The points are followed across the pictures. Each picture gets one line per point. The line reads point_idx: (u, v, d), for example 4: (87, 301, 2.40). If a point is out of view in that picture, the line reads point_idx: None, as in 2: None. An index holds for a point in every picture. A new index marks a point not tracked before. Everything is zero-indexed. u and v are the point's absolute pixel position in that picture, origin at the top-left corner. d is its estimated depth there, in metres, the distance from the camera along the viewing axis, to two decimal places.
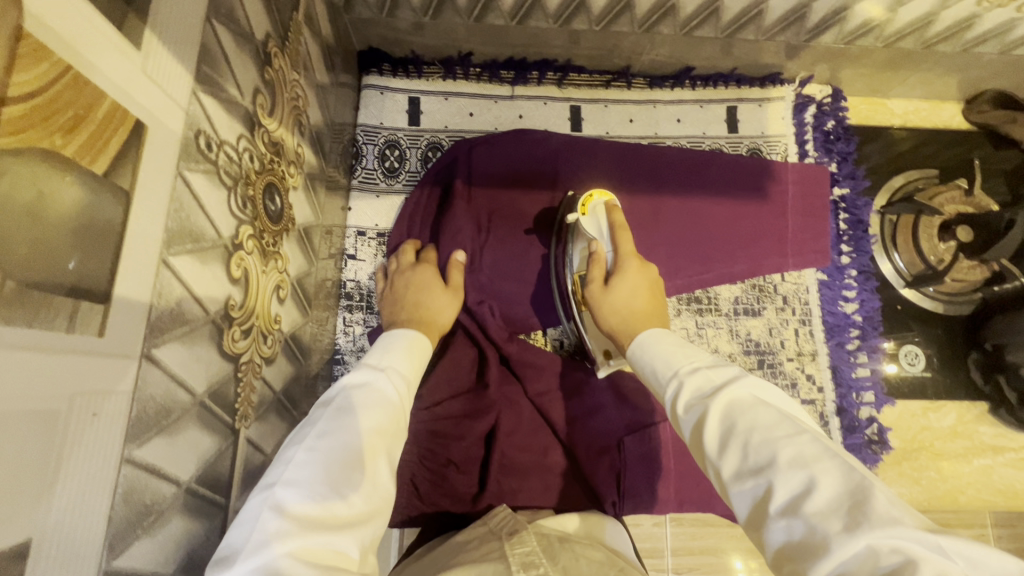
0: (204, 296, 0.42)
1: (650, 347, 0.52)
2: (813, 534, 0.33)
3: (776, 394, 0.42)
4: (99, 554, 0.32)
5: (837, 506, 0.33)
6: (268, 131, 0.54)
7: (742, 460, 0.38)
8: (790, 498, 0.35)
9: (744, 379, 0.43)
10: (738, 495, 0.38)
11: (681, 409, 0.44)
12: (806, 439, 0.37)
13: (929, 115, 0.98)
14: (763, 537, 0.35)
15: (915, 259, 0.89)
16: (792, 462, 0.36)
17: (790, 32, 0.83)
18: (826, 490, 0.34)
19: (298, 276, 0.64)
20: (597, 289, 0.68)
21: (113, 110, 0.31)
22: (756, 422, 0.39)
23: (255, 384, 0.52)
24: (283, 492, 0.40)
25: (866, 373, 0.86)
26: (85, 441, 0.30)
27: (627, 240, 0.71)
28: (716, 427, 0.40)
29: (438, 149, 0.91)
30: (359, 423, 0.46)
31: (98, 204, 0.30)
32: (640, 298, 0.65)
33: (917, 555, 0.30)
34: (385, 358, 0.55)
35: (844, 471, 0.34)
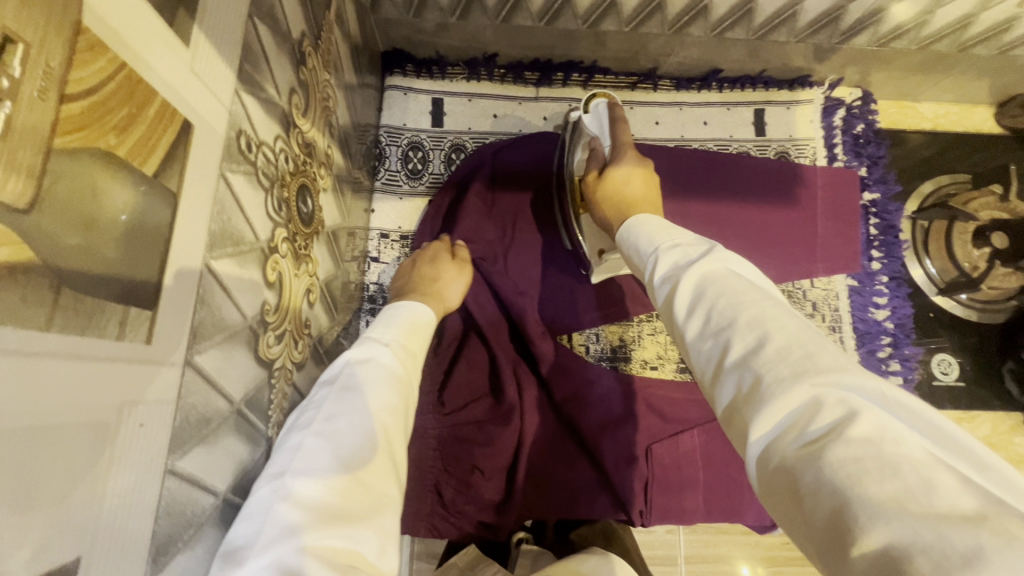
0: (243, 301, 0.41)
1: (638, 228, 0.50)
2: (757, 382, 0.31)
3: (752, 269, 0.39)
4: (143, 570, 0.30)
5: (789, 360, 0.31)
6: (302, 131, 0.52)
7: (705, 324, 0.36)
8: (743, 355, 0.33)
9: (720, 249, 0.40)
10: (698, 359, 0.36)
11: (657, 284, 0.42)
12: (771, 304, 0.35)
13: (960, 118, 0.96)
14: (715, 397, 0.34)
15: (949, 265, 0.87)
16: (752, 322, 0.34)
17: (823, 34, 0.81)
18: (779, 344, 0.32)
19: (326, 280, 0.63)
20: (592, 181, 0.67)
21: (164, 109, 0.30)
22: (724, 289, 0.37)
23: (287, 390, 0.51)
24: (292, 482, 0.38)
25: (899, 381, 0.84)
26: (131, 454, 0.29)
27: (624, 130, 0.71)
28: (685, 295, 0.38)
29: (461, 151, 0.90)
30: (368, 402, 0.43)
31: (147, 206, 0.29)
32: (635, 183, 0.63)
33: (862, 408, 0.27)
34: (387, 332, 0.52)
35: (800, 333, 0.32)
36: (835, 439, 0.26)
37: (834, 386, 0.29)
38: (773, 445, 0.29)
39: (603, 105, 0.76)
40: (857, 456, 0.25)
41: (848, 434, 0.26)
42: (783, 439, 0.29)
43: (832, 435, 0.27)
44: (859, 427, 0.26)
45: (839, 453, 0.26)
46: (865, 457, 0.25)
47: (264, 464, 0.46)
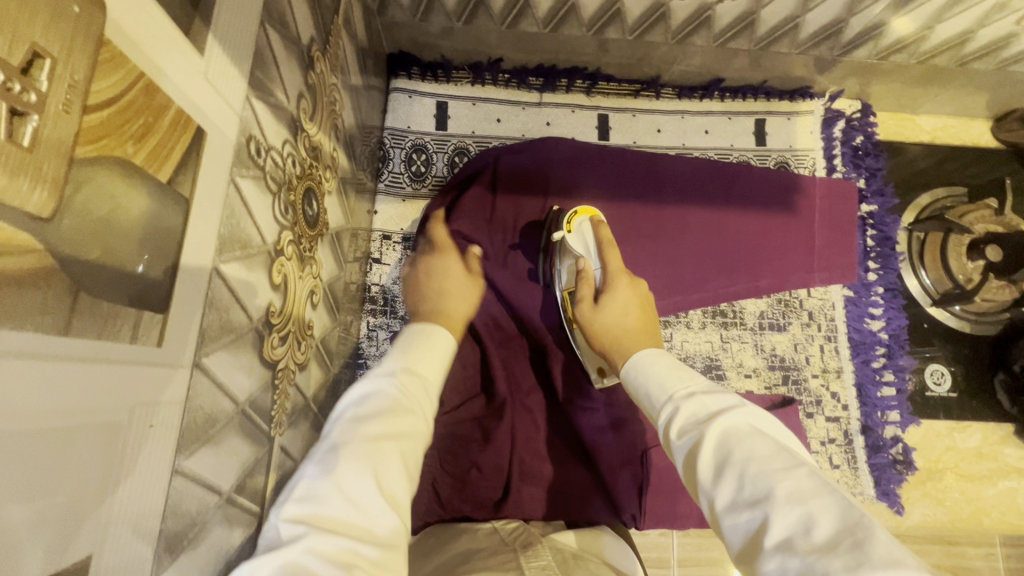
0: (250, 304, 0.42)
1: (647, 369, 0.50)
2: (806, 571, 0.30)
3: (770, 427, 0.41)
4: (150, 567, 0.31)
5: (835, 544, 0.31)
6: (309, 135, 0.53)
7: (737, 491, 0.36)
8: (786, 534, 0.32)
9: (743, 409, 0.41)
10: (733, 530, 0.35)
11: (675, 435, 0.42)
12: (802, 474, 0.35)
13: (957, 131, 0.97)
14: (755, 572, 0.33)
15: (943, 278, 0.88)
16: (789, 496, 0.34)
17: (824, 46, 0.82)
18: (823, 527, 0.32)
19: (329, 281, 0.64)
20: (587, 309, 0.68)
21: (178, 117, 0.30)
22: (752, 452, 0.37)
23: (289, 392, 0.52)
24: (297, 504, 0.37)
25: (892, 392, 0.85)
26: (140, 456, 0.29)
27: (615, 257, 0.71)
28: (710, 455, 0.38)
29: (465, 154, 0.90)
30: (375, 427, 0.42)
31: (161, 212, 0.29)
32: (633, 316, 0.65)
33: None
34: (397, 357, 0.51)
35: (844, 509, 0.33)
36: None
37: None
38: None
39: (588, 226, 0.75)
40: None
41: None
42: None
43: None
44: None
45: None
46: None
47: (266, 463, 0.46)
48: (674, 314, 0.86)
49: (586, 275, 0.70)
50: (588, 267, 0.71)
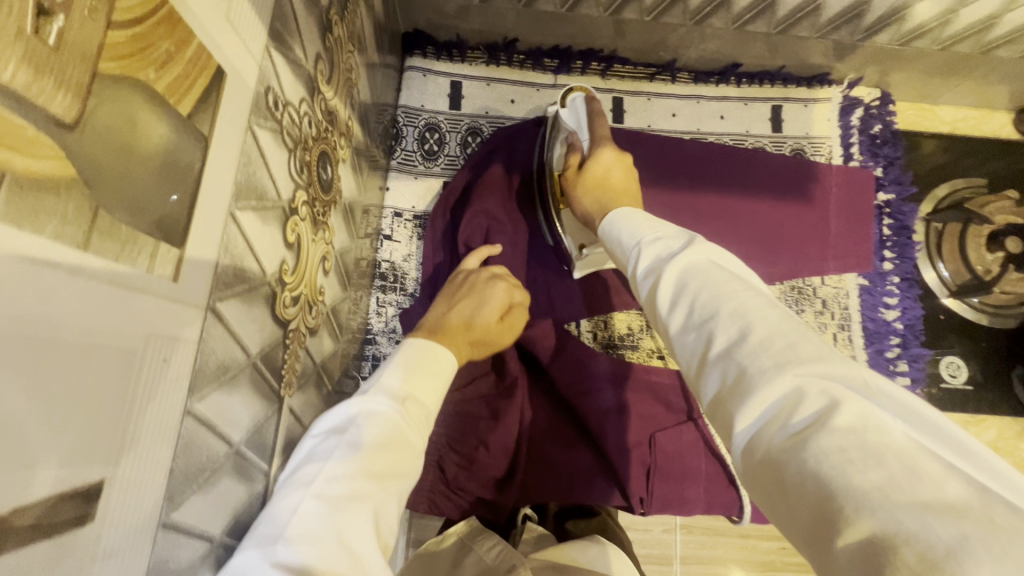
0: (263, 257, 0.42)
1: (620, 221, 0.49)
2: (741, 375, 0.31)
3: (736, 261, 0.39)
4: (161, 505, 0.31)
5: (772, 351, 0.31)
6: (325, 99, 0.53)
7: (688, 317, 0.36)
8: (727, 347, 0.32)
9: (703, 241, 0.39)
10: (683, 351, 0.36)
11: (640, 276, 0.41)
12: (751, 294, 0.34)
13: (978, 123, 0.96)
14: (702, 390, 0.34)
15: (960, 269, 0.87)
16: (734, 313, 0.33)
17: (845, 31, 0.81)
18: (761, 335, 0.31)
19: (341, 251, 0.64)
20: (572, 178, 0.65)
21: (200, 52, 0.30)
22: (707, 280, 0.36)
23: (299, 354, 0.52)
24: (283, 549, 0.32)
25: (906, 382, 0.84)
26: (153, 389, 0.29)
27: (603, 125, 0.66)
28: (668, 288, 0.38)
29: (478, 134, 0.90)
30: (372, 466, 0.38)
31: (180, 145, 0.29)
32: (614, 175, 0.61)
33: (845, 397, 0.27)
34: (398, 377, 0.46)
35: (785, 322, 0.32)
36: (819, 430, 0.26)
37: (816, 376, 0.29)
38: (759, 436, 0.29)
39: (581, 100, 0.73)
40: (840, 445, 0.25)
41: (834, 424, 0.26)
42: (769, 430, 0.29)
43: (814, 424, 0.27)
44: (844, 416, 0.26)
45: (821, 443, 0.26)
46: (852, 448, 0.25)
47: (275, 421, 0.46)
48: None
49: (573, 149, 0.67)
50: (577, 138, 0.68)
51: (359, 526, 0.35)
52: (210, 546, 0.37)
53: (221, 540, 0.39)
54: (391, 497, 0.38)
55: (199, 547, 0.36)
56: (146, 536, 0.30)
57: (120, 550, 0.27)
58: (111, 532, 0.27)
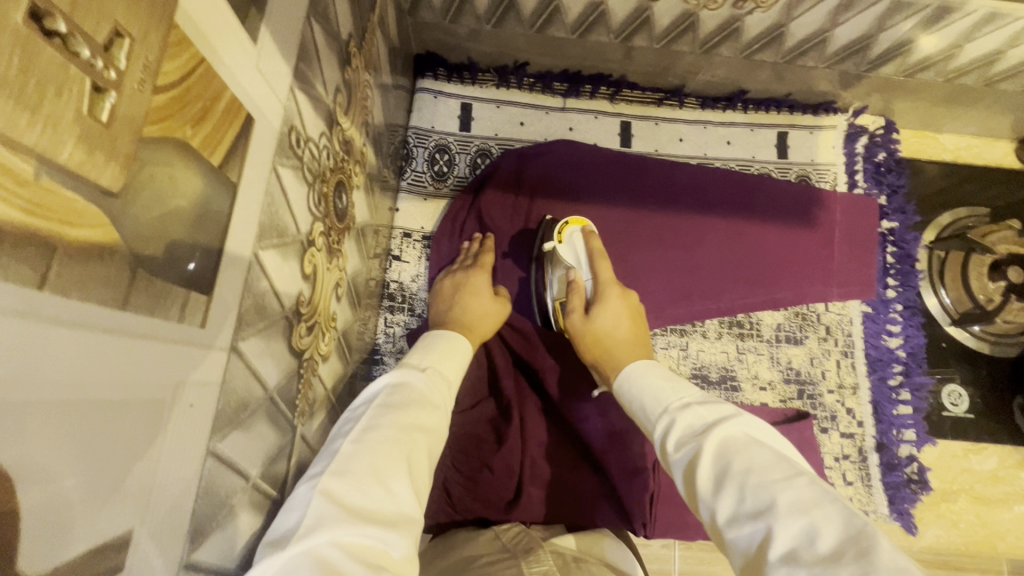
0: (283, 291, 0.42)
1: (643, 383, 0.51)
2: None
3: (771, 435, 0.40)
4: (183, 547, 0.31)
5: (840, 550, 0.30)
6: (343, 130, 0.54)
7: (739, 502, 0.35)
8: (790, 545, 0.31)
9: (740, 417, 0.41)
10: (737, 540, 0.34)
11: (671, 445, 0.42)
12: (803, 481, 0.34)
13: (980, 152, 0.97)
14: None
15: (963, 297, 0.88)
16: (791, 504, 0.33)
17: (851, 62, 0.83)
18: (828, 535, 0.31)
19: (353, 276, 0.65)
20: (577, 318, 0.68)
21: (232, 104, 0.31)
22: (752, 461, 0.36)
23: (312, 381, 0.52)
24: (331, 480, 0.39)
25: (908, 410, 0.84)
26: (179, 435, 0.29)
27: (606, 268, 0.71)
28: (708, 466, 0.38)
29: (487, 156, 0.91)
30: (402, 417, 0.45)
31: (211, 194, 0.30)
32: (623, 327, 0.65)
33: None
34: (426, 357, 0.55)
35: (848, 515, 0.31)
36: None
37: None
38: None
39: (579, 235, 0.75)
40: None
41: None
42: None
43: None
44: None
45: None
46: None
47: (289, 450, 0.47)
48: (691, 323, 0.86)
49: (577, 285, 0.71)
50: (579, 278, 0.71)
51: (393, 461, 0.41)
52: None
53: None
54: (421, 442, 0.45)
55: None
56: None
57: None
58: None
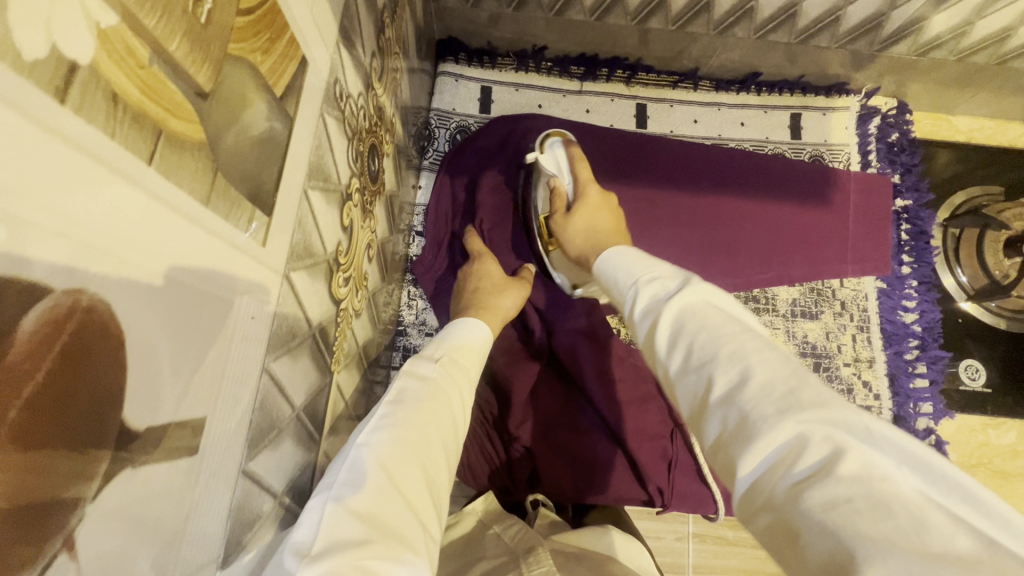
0: (326, 235, 0.45)
1: (613, 260, 0.49)
2: (743, 419, 0.30)
3: (731, 300, 0.39)
4: (243, 452, 0.33)
5: (773, 392, 0.31)
6: (376, 95, 0.57)
7: (686, 358, 0.36)
8: (726, 389, 0.32)
9: (699, 279, 0.40)
10: (683, 392, 0.35)
11: (637, 314, 0.41)
12: (747, 336, 0.34)
13: (993, 133, 0.98)
14: (701, 433, 0.33)
15: (979, 273, 0.88)
16: (731, 354, 0.33)
17: (864, 41, 0.84)
18: (762, 378, 0.31)
19: (382, 241, 0.67)
20: (560, 220, 0.69)
21: (292, 42, 0.34)
22: (705, 321, 0.36)
23: (347, 332, 0.55)
24: (343, 491, 0.37)
25: (925, 383, 0.85)
26: (243, 342, 0.32)
27: (585, 168, 0.72)
28: (666, 326, 0.38)
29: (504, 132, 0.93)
30: (413, 414, 0.44)
31: (273, 120, 0.33)
32: (602, 218, 0.65)
33: (850, 446, 0.27)
34: (441, 347, 0.56)
35: (780, 361, 0.32)
36: (825, 481, 0.26)
37: (819, 422, 0.29)
38: (764, 482, 0.29)
39: (560, 145, 0.76)
40: (845, 499, 0.25)
41: (839, 475, 0.26)
42: (770, 476, 0.29)
43: (818, 475, 0.27)
44: (849, 468, 0.26)
45: (827, 496, 0.26)
46: (859, 498, 0.25)
47: (326, 393, 0.49)
48: None
49: (558, 191, 0.71)
50: (560, 184, 0.72)
51: (406, 465, 0.40)
52: (273, 502, 0.39)
53: (282, 499, 0.41)
54: (435, 441, 0.44)
55: (265, 502, 0.38)
56: (228, 484, 0.32)
57: (209, 494, 0.30)
58: (207, 471, 0.29)
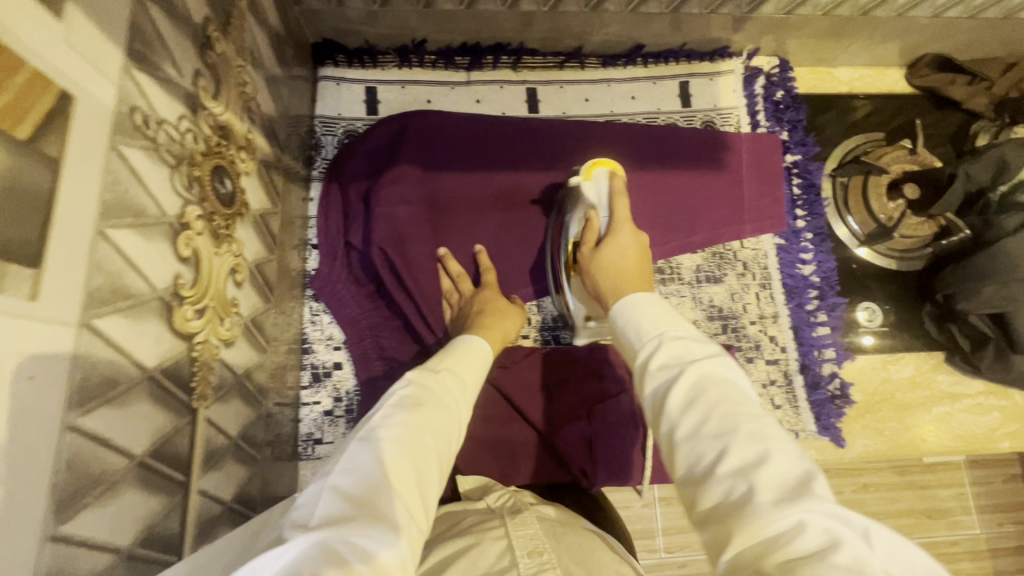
0: (150, 272, 0.43)
1: (633, 309, 0.57)
2: (751, 493, 0.38)
3: (741, 378, 0.48)
4: (44, 517, 0.32)
5: (783, 481, 0.38)
6: (212, 114, 0.54)
7: (703, 425, 0.43)
8: (742, 463, 0.40)
9: (723, 359, 0.48)
10: (691, 456, 0.43)
11: (655, 367, 0.49)
12: (764, 421, 0.43)
13: (873, 81, 1.02)
14: (701, 495, 0.41)
15: (868, 219, 0.92)
16: (752, 437, 0.41)
17: (732, 4, 0.85)
18: (776, 465, 0.39)
19: (256, 262, 0.64)
20: (587, 254, 0.72)
21: (33, 78, 0.32)
22: (724, 395, 0.45)
23: (212, 366, 0.52)
24: (338, 478, 0.42)
25: (826, 331, 0.88)
26: (19, 407, 0.30)
27: (624, 207, 0.72)
28: (683, 391, 0.46)
29: (383, 126, 0.87)
30: (416, 412, 0.48)
31: (21, 168, 0.31)
32: (628, 261, 0.68)
33: (843, 539, 0.34)
34: (443, 355, 0.59)
35: (794, 456, 0.40)
36: (819, 560, 0.33)
37: (821, 514, 0.35)
38: (759, 551, 0.35)
39: (604, 176, 0.74)
40: None
41: (835, 559, 0.33)
42: (769, 549, 0.35)
43: (813, 554, 0.33)
44: (843, 556, 0.33)
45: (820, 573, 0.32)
46: None
47: (188, 433, 0.48)
48: None
49: (591, 224, 0.73)
50: (596, 217, 0.74)
51: (399, 457, 0.44)
52: (116, 558, 0.38)
53: (132, 551, 0.40)
54: (433, 438, 0.48)
55: (101, 559, 0.37)
56: (25, 556, 0.31)
57: None
58: None
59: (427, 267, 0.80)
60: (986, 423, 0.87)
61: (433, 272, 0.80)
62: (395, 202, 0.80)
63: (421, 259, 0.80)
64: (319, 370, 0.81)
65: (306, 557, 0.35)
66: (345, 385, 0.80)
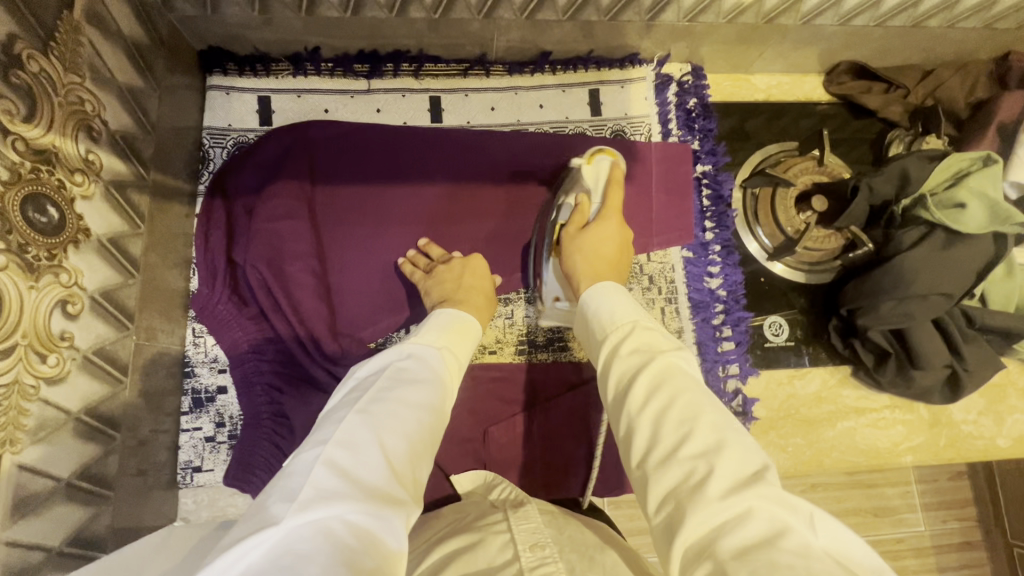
0: None
1: (605, 304, 0.60)
2: (704, 478, 0.40)
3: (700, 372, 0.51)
4: None
5: (735, 471, 0.41)
6: (23, 138, 0.50)
7: (660, 412, 0.46)
8: (695, 450, 0.42)
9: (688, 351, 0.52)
10: (653, 439, 0.45)
11: (625, 351, 0.53)
12: (723, 413, 0.45)
13: (791, 88, 1.00)
14: (655, 480, 0.43)
15: (776, 232, 0.90)
16: (712, 425, 0.44)
17: (632, 12, 0.82)
18: (730, 455, 0.41)
19: (102, 290, 0.60)
20: (572, 232, 0.75)
21: None
22: (682, 382, 0.48)
23: (24, 409, 0.49)
24: (333, 451, 0.44)
25: (731, 346, 0.87)
26: None
27: (615, 195, 0.78)
28: (644, 377, 0.49)
29: (273, 135, 0.84)
30: (407, 396, 0.51)
31: None
32: (609, 247, 0.73)
33: (789, 524, 0.37)
34: (436, 337, 0.62)
35: (749, 450, 0.42)
36: (768, 548, 0.35)
37: (768, 503, 0.38)
38: (713, 536, 0.37)
39: (607, 163, 0.80)
40: (786, 561, 0.34)
41: (782, 546, 0.35)
42: (720, 535, 0.37)
43: (760, 541, 0.36)
44: (788, 542, 0.35)
45: (769, 556, 0.34)
46: (793, 564, 0.34)
47: None
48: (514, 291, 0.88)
49: (580, 207, 0.78)
50: (586, 203, 0.78)
51: (391, 437, 0.47)
52: None
53: None
54: (423, 421, 0.51)
55: None
56: None
57: None
58: None
59: (306, 286, 0.78)
60: (889, 437, 0.87)
61: (319, 290, 0.79)
62: (277, 217, 0.78)
63: (302, 276, 0.78)
64: (201, 395, 0.78)
65: (303, 537, 0.37)
66: (229, 410, 0.78)
